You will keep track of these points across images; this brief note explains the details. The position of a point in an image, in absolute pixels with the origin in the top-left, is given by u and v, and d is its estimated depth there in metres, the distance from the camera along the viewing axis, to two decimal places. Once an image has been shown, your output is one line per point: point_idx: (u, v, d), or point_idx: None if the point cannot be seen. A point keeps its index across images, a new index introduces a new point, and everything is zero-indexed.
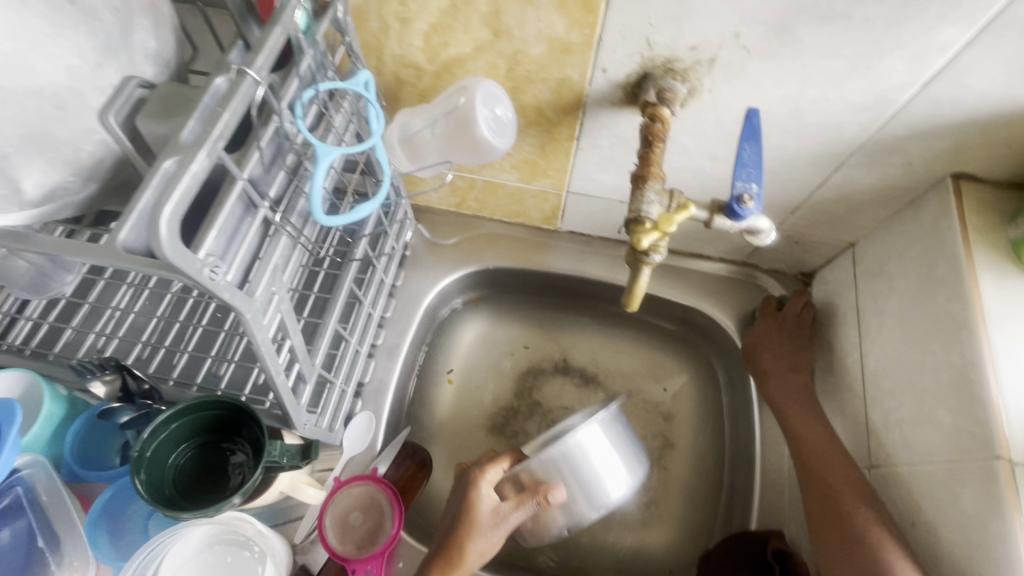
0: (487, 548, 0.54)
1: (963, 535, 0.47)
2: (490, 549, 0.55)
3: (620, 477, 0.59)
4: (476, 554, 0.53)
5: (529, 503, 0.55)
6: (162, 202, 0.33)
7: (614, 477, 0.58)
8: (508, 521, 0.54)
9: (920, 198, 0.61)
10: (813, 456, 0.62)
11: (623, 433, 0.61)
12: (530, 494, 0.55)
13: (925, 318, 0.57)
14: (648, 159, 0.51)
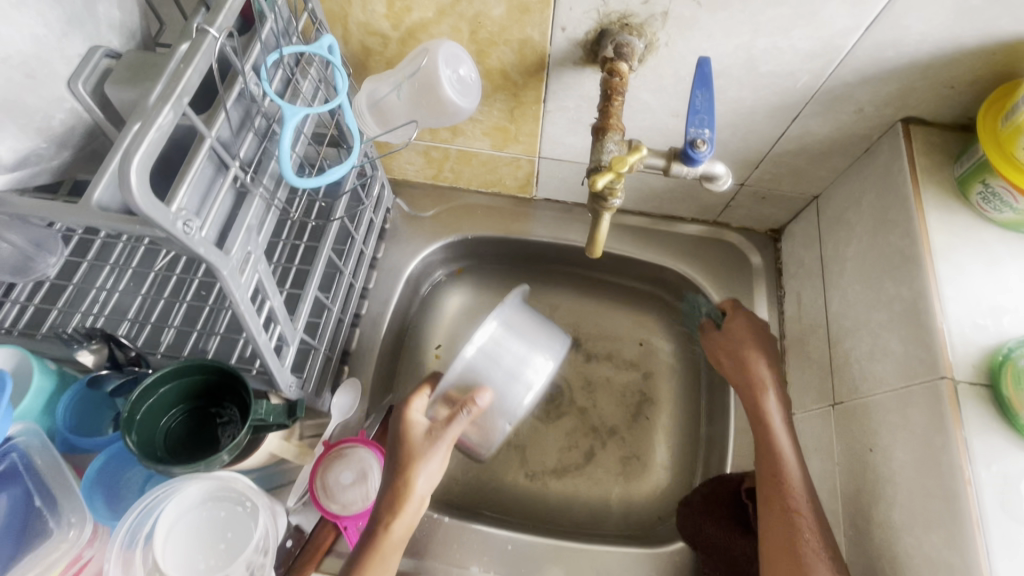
0: (433, 470, 0.56)
1: (912, 453, 0.51)
2: (436, 471, 0.56)
3: (540, 359, 0.63)
4: (421, 479, 0.55)
5: (459, 416, 0.56)
6: (131, 153, 0.35)
7: (537, 362, 0.62)
8: (444, 440, 0.56)
9: (875, 146, 0.64)
10: (775, 478, 0.59)
11: (530, 317, 0.64)
12: (459, 407, 0.56)
13: (879, 259, 0.60)
14: (607, 112, 0.53)
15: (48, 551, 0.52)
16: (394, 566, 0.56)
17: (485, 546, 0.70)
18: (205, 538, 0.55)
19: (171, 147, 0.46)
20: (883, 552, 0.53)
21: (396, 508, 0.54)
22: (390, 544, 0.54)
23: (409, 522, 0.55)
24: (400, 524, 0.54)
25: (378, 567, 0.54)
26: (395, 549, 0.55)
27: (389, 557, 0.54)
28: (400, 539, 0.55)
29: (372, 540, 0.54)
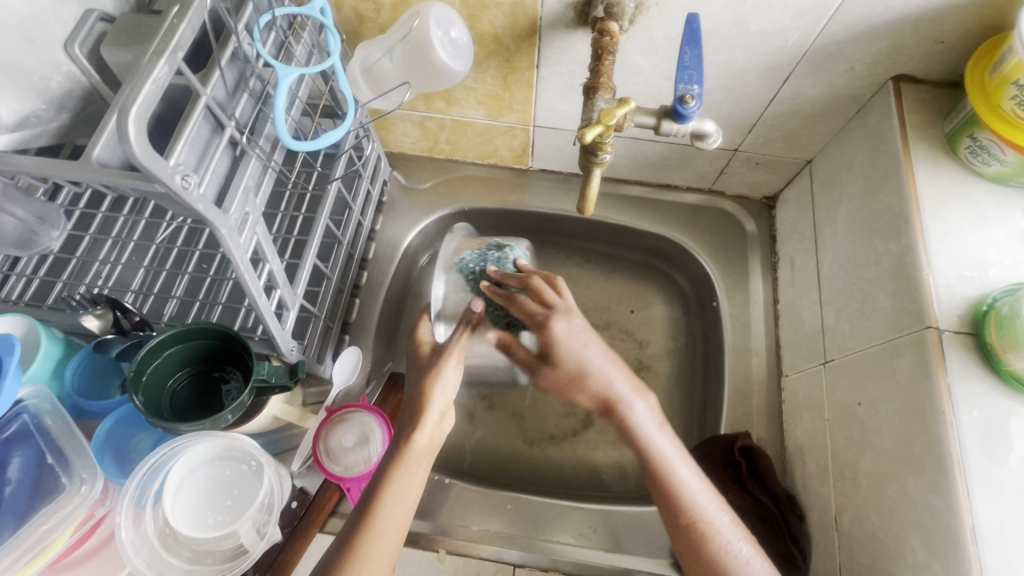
0: (449, 382, 0.58)
1: (897, 402, 0.52)
2: (451, 383, 0.58)
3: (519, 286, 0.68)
4: (437, 390, 0.57)
5: (461, 328, 0.60)
6: (128, 105, 0.36)
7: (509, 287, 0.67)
8: (452, 353, 0.59)
9: (867, 106, 0.64)
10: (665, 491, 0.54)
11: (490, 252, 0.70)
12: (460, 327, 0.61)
13: (870, 217, 0.61)
14: (599, 71, 0.53)
15: (63, 505, 0.53)
16: (420, 484, 0.55)
17: (485, 506, 0.72)
18: (213, 495, 0.57)
19: (168, 110, 0.47)
20: (868, 500, 0.54)
21: (416, 418, 0.56)
22: (415, 455, 0.55)
23: (431, 436, 0.56)
24: (421, 435, 0.55)
25: (403, 479, 0.53)
26: (420, 461, 0.55)
27: (414, 465, 0.54)
28: (424, 450, 0.55)
29: (394, 454, 0.55)
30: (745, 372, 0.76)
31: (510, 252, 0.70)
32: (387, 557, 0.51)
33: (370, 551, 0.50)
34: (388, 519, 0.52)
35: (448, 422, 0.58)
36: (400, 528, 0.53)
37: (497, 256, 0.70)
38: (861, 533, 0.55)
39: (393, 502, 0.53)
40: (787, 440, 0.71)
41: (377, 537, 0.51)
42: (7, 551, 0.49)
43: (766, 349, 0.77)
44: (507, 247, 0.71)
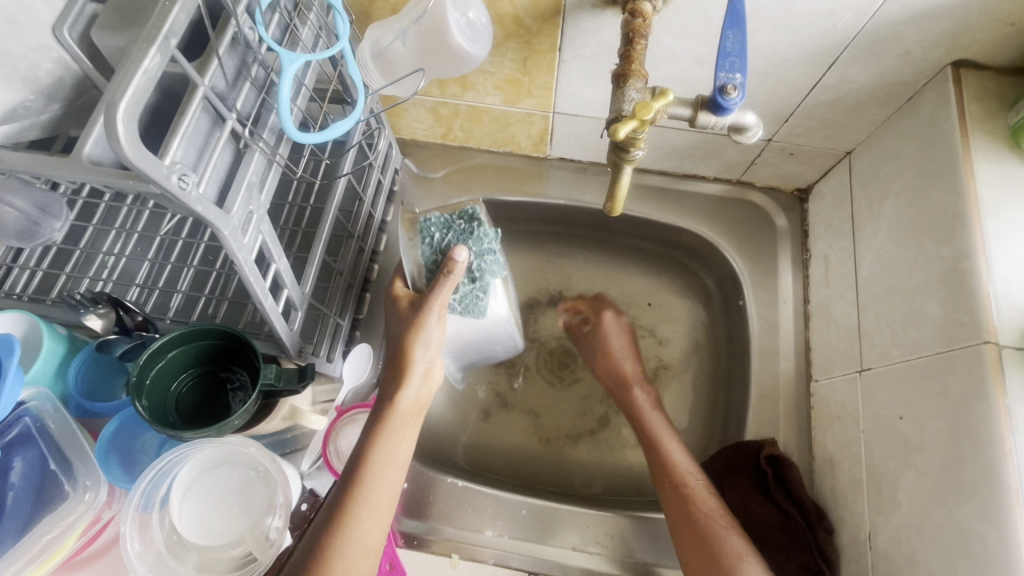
0: (430, 338, 0.56)
1: (947, 420, 0.49)
2: (433, 340, 0.56)
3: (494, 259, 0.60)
4: (419, 347, 0.55)
5: (442, 281, 0.55)
6: (117, 99, 0.32)
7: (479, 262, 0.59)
8: (433, 306, 0.56)
9: (919, 94, 0.59)
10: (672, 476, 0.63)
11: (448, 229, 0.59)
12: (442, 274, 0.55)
13: (920, 217, 0.56)
14: (630, 56, 0.49)
15: (66, 513, 0.51)
16: (408, 443, 0.54)
17: (499, 510, 0.70)
18: (222, 500, 0.56)
19: (165, 101, 0.44)
20: (910, 521, 0.52)
21: (400, 377, 0.54)
22: (400, 414, 0.53)
23: (415, 394, 0.55)
24: (404, 396, 0.54)
25: (389, 440, 0.52)
26: (406, 420, 0.54)
27: (400, 426, 0.53)
28: (408, 409, 0.54)
29: (378, 414, 0.53)
30: (772, 375, 0.73)
31: (480, 231, 0.58)
32: (381, 517, 0.50)
33: (360, 513, 0.49)
34: (379, 479, 0.51)
35: (433, 378, 0.57)
36: (391, 487, 0.51)
37: (464, 229, 0.59)
38: (899, 555, 0.52)
39: (381, 463, 0.51)
40: (816, 448, 0.68)
41: (369, 496, 0.50)
42: (11, 560, 0.48)
43: (794, 352, 0.73)
44: (479, 223, 0.59)
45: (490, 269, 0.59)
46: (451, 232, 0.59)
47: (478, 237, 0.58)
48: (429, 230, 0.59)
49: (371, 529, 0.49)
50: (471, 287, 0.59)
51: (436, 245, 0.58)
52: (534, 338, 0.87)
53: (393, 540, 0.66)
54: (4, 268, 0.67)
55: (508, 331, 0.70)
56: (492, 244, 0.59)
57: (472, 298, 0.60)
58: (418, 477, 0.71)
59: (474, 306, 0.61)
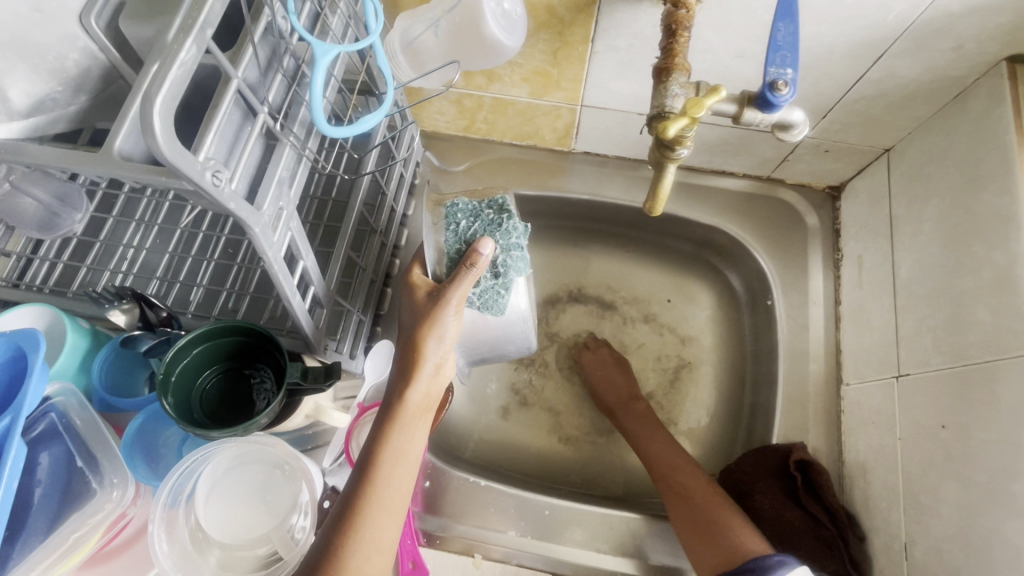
0: (445, 334, 0.54)
1: (996, 431, 0.48)
2: (447, 335, 0.54)
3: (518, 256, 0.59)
4: (433, 342, 0.53)
5: (464, 274, 0.54)
6: (153, 92, 0.31)
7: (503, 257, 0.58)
8: (450, 300, 0.54)
9: (969, 90, 0.57)
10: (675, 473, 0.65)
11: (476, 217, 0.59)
12: (465, 266, 0.54)
13: (970, 219, 0.55)
14: (672, 49, 0.47)
15: (94, 511, 0.51)
16: (419, 441, 0.52)
17: (521, 510, 0.69)
18: (246, 498, 0.55)
19: (195, 93, 0.42)
20: (952, 533, 0.51)
21: (409, 374, 0.52)
22: (410, 412, 0.51)
23: (426, 391, 0.53)
24: (415, 393, 0.52)
25: (400, 438, 0.50)
26: (416, 418, 0.52)
27: (410, 424, 0.51)
28: (417, 407, 0.52)
29: (389, 411, 0.51)
30: (802, 376, 0.71)
31: (509, 223, 0.58)
32: (394, 518, 0.48)
33: (371, 514, 0.47)
34: (390, 479, 0.49)
35: (445, 375, 0.55)
36: (403, 488, 0.49)
37: (492, 220, 0.58)
38: (939, 567, 0.51)
39: (392, 461, 0.49)
40: (847, 453, 0.66)
41: (381, 497, 0.48)
42: (42, 556, 0.47)
43: (824, 354, 0.72)
44: (508, 215, 0.58)
45: (516, 265, 0.58)
46: (478, 221, 0.59)
47: (506, 229, 0.58)
48: (456, 216, 0.59)
49: (384, 530, 0.47)
50: (493, 282, 0.58)
51: (461, 233, 0.58)
52: (554, 335, 0.86)
53: (415, 537, 0.65)
54: (24, 260, 0.67)
55: (524, 331, 0.67)
56: (520, 239, 0.58)
57: (492, 294, 0.59)
58: (440, 475, 0.70)
59: (493, 302, 0.60)
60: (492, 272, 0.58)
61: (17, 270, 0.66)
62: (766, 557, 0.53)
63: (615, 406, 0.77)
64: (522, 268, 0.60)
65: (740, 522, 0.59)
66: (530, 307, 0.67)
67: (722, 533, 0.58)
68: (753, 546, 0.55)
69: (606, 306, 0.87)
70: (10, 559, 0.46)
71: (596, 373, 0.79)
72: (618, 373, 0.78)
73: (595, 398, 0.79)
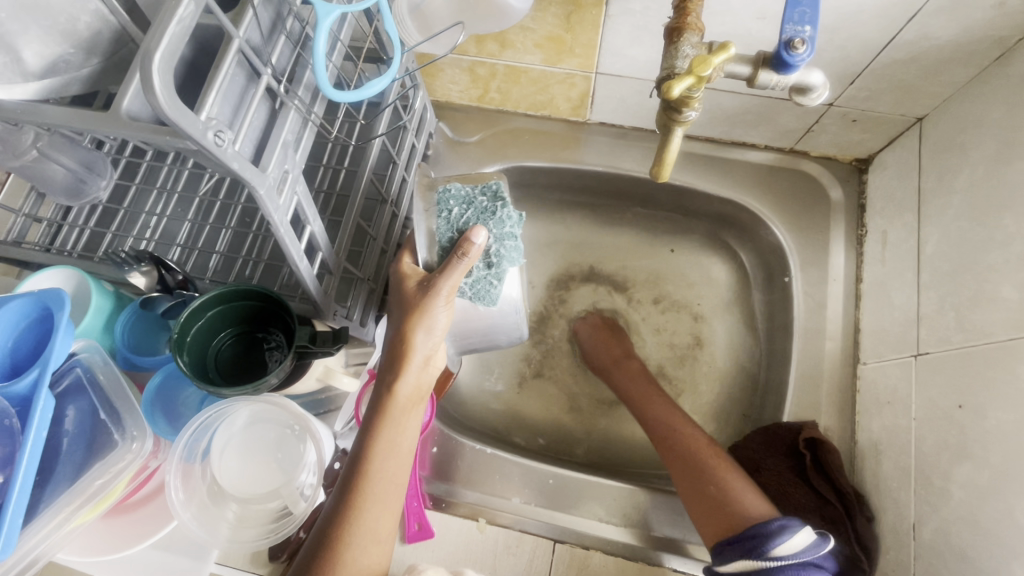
0: (435, 325, 0.54)
1: (1015, 414, 0.46)
2: (437, 327, 0.54)
3: (515, 247, 0.58)
4: (421, 334, 0.53)
5: (455, 264, 0.53)
6: (152, 49, 0.31)
7: (497, 247, 0.57)
8: (440, 291, 0.53)
9: (1011, 53, 0.53)
10: (669, 438, 0.66)
11: (467, 204, 0.57)
12: (454, 255, 0.52)
13: (1004, 190, 0.52)
14: (685, 8, 0.45)
15: (116, 460, 0.52)
16: (411, 432, 0.53)
17: (527, 478, 0.70)
18: (259, 456, 0.57)
19: (200, 57, 0.43)
20: (961, 514, 0.49)
21: (398, 366, 0.53)
22: (400, 403, 0.53)
23: (415, 382, 0.54)
24: (404, 384, 0.53)
25: (391, 430, 0.52)
26: (407, 409, 0.53)
27: (401, 416, 0.52)
28: (408, 398, 0.53)
29: (379, 404, 0.52)
30: (817, 355, 0.69)
31: (503, 211, 0.56)
32: (388, 506, 0.51)
33: (367, 505, 0.50)
34: (384, 471, 0.51)
35: (433, 365, 0.56)
36: (397, 478, 0.52)
37: (485, 208, 0.56)
38: (946, 549, 0.50)
39: (386, 454, 0.51)
40: (860, 434, 0.65)
41: (375, 489, 0.50)
42: (68, 501, 0.50)
43: (842, 333, 0.69)
44: (502, 203, 0.56)
45: (509, 255, 0.57)
46: (471, 209, 0.57)
47: (500, 218, 0.56)
48: (447, 203, 0.57)
49: (380, 519, 0.50)
50: (485, 272, 0.58)
51: (453, 221, 0.56)
52: (566, 309, 0.86)
53: (422, 500, 0.66)
54: (55, 226, 0.70)
55: (516, 321, 0.69)
56: (514, 229, 0.57)
57: (484, 285, 0.58)
58: (448, 442, 0.72)
59: (485, 293, 0.59)
60: (484, 262, 0.57)
61: (48, 235, 0.69)
62: (769, 523, 0.52)
63: (610, 368, 0.77)
64: (517, 258, 0.59)
65: (744, 485, 0.58)
66: (523, 297, 0.67)
67: (721, 496, 0.57)
68: (754, 512, 0.55)
69: (618, 282, 0.86)
70: (40, 502, 0.49)
71: (592, 341, 0.80)
72: (596, 342, 0.79)
73: (589, 360, 0.80)
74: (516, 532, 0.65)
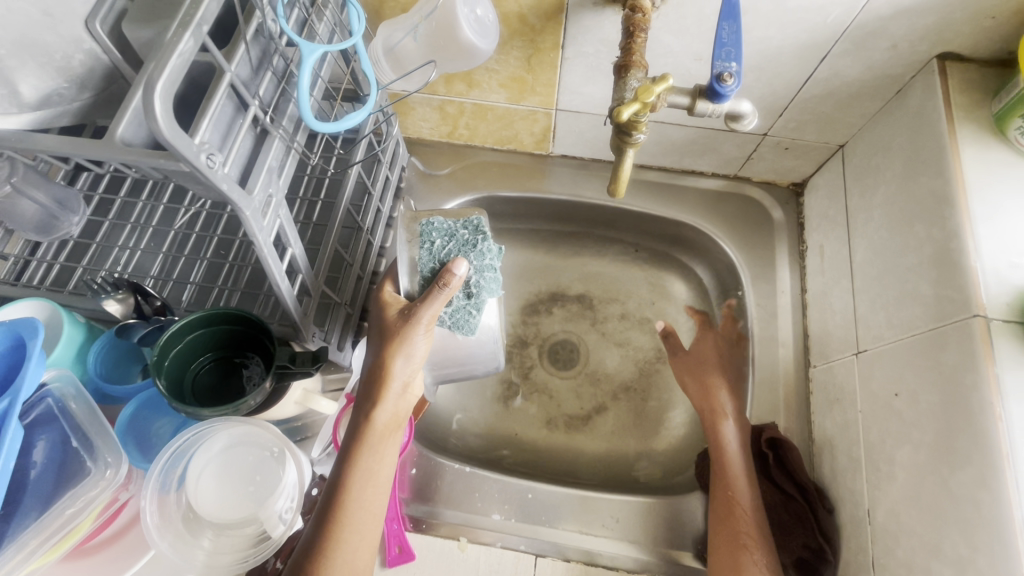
0: (414, 352, 0.56)
1: (940, 395, 0.50)
2: (416, 354, 0.56)
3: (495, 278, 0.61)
4: (401, 361, 0.55)
5: (436, 294, 0.56)
6: (155, 78, 0.35)
7: (478, 276, 0.60)
8: (421, 320, 0.56)
9: (907, 87, 0.62)
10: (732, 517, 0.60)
11: (447, 234, 0.60)
12: (435, 285, 0.56)
13: (911, 201, 0.59)
14: (630, 48, 0.51)
15: (88, 488, 0.52)
16: (388, 461, 0.55)
17: (505, 493, 0.70)
18: (235, 482, 0.56)
19: (188, 89, 0.46)
20: (906, 494, 0.52)
21: (377, 393, 0.55)
22: (378, 431, 0.54)
23: (393, 410, 0.56)
24: (382, 411, 0.55)
25: (368, 458, 0.53)
26: (384, 437, 0.55)
27: (378, 444, 0.54)
28: (385, 425, 0.55)
29: (357, 431, 0.54)
30: (771, 360, 0.74)
31: (483, 245, 0.60)
32: (366, 536, 0.52)
33: (344, 537, 0.50)
34: (361, 500, 0.52)
35: (412, 393, 0.57)
36: (373, 507, 0.53)
37: (466, 240, 0.60)
38: (896, 528, 0.53)
39: (362, 483, 0.52)
40: (816, 432, 0.69)
41: (352, 517, 0.51)
42: (35, 534, 0.48)
43: (792, 339, 0.75)
44: (483, 236, 0.60)
45: (488, 286, 0.61)
46: (453, 241, 0.60)
47: (480, 250, 0.60)
48: (430, 235, 0.60)
49: (357, 551, 0.51)
50: (464, 302, 0.61)
51: (435, 253, 0.60)
52: (539, 334, 0.89)
53: (402, 523, 0.66)
54: (22, 262, 0.70)
55: (493, 350, 0.71)
56: (494, 261, 0.60)
57: (463, 314, 0.62)
58: (426, 464, 0.71)
59: (465, 322, 0.62)
60: (464, 293, 0.61)
61: (15, 271, 0.70)
62: None
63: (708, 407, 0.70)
64: (496, 290, 0.62)
65: None
66: (501, 325, 0.70)
67: None
68: None
69: (586, 304, 0.90)
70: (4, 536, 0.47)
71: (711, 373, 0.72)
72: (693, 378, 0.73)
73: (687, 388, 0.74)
74: (498, 549, 0.65)
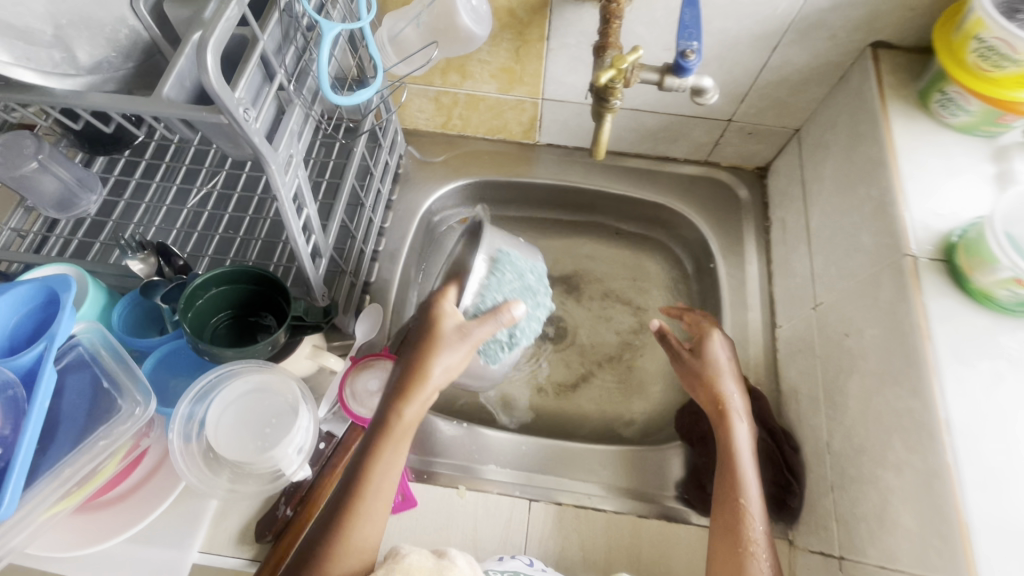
0: (453, 366, 0.57)
1: (882, 329, 0.57)
2: (453, 365, 0.57)
3: (536, 326, 0.68)
4: (440, 370, 0.56)
5: (492, 321, 0.58)
6: (206, 37, 0.41)
7: (526, 323, 0.66)
8: (470, 339, 0.57)
9: (848, 73, 0.71)
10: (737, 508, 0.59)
11: (514, 274, 0.65)
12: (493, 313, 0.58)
13: (854, 169, 0.67)
14: (607, 32, 0.59)
15: (119, 424, 0.56)
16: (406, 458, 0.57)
17: (501, 447, 0.76)
18: (248, 425, 0.60)
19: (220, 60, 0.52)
20: (857, 419, 0.59)
21: (409, 394, 0.56)
22: (402, 431, 0.56)
23: (419, 412, 0.57)
24: (411, 413, 0.56)
25: (391, 456, 0.55)
26: (406, 437, 0.56)
27: (400, 443, 0.56)
28: (412, 425, 0.56)
29: (385, 429, 0.55)
30: (741, 323, 0.81)
31: (541, 297, 0.68)
32: (378, 524, 0.55)
33: (360, 522, 0.53)
34: (378, 492, 0.55)
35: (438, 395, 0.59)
36: (388, 498, 0.56)
37: (530, 286, 0.67)
38: (851, 450, 0.60)
39: (381, 478, 0.55)
40: (783, 383, 0.76)
41: (368, 506, 0.54)
42: (68, 465, 0.53)
43: (760, 304, 0.82)
44: (543, 289, 0.68)
45: (527, 335, 0.67)
46: (519, 282, 0.65)
47: (536, 300, 0.67)
48: (504, 267, 0.64)
49: (369, 537, 0.54)
50: (502, 340, 0.66)
51: (504, 287, 0.63)
52: None
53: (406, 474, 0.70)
54: (40, 237, 0.74)
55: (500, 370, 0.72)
56: (540, 314, 0.68)
57: (495, 348, 0.67)
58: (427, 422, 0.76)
59: (493, 355, 0.67)
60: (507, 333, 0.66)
61: (33, 246, 0.74)
62: None
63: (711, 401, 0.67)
64: (526, 343, 0.68)
65: None
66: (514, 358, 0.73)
67: None
68: None
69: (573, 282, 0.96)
70: (41, 465, 0.52)
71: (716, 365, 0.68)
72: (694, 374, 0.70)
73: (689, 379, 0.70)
74: (495, 495, 0.70)
